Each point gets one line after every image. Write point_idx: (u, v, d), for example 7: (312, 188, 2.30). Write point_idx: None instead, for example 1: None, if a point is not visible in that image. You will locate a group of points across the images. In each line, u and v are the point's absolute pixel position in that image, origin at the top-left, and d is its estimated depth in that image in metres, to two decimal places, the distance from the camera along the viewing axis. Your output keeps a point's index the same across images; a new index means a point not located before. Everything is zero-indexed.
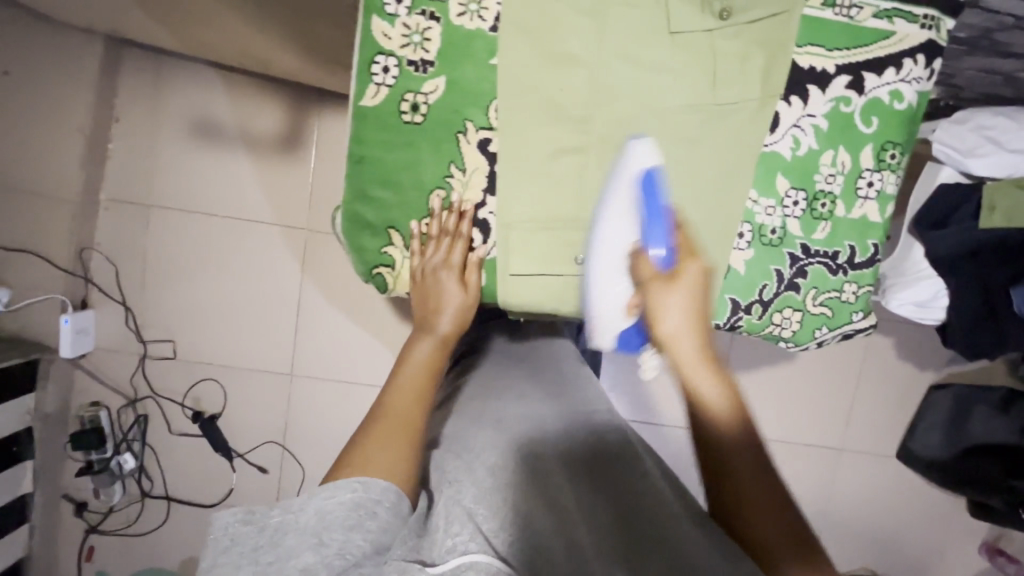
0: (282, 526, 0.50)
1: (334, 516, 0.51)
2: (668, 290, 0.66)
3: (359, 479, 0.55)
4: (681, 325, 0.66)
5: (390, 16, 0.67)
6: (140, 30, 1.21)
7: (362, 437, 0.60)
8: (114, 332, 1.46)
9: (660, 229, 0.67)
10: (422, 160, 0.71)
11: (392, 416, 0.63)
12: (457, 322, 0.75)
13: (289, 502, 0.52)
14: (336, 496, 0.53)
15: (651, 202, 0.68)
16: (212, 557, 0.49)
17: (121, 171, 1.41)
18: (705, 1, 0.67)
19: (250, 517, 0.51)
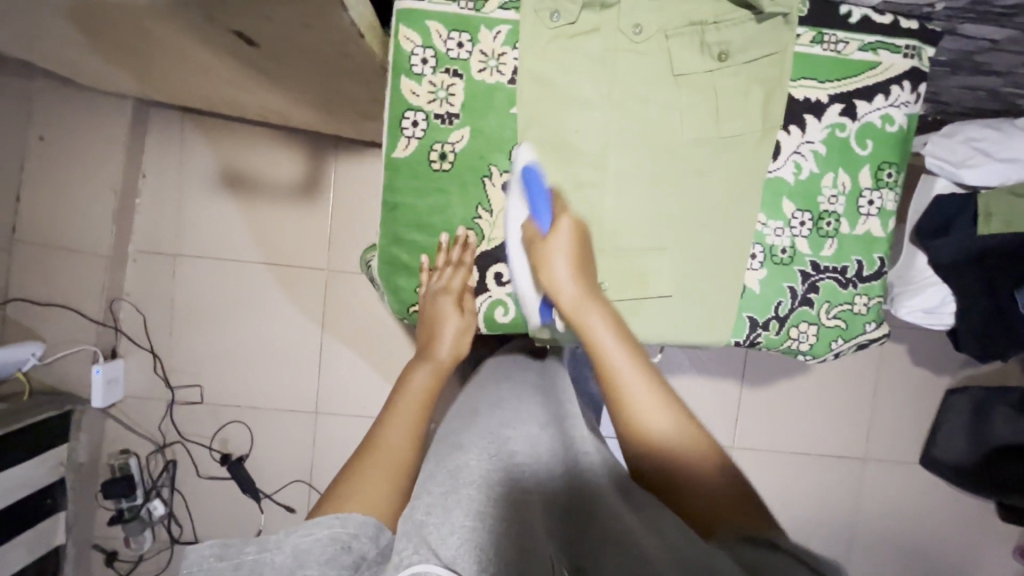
0: (257, 564, 0.44)
1: (310, 550, 0.46)
2: (548, 254, 0.66)
3: (336, 515, 0.50)
4: (570, 284, 0.65)
5: (417, 75, 0.74)
6: (170, 93, 1.28)
7: (350, 467, 0.58)
8: (143, 380, 1.50)
9: (541, 208, 0.69)
10: (451, 203, 0.76)
11: (380, 446, 0.61)
12: (456, 351, 0.78)
13: (264, 539, 0.46)
14: (311, 533, 0.48)
15: (534, 187, 0.70)
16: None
17: (149, 225, 1.48)
18: (704, 45, 0.73)
19: (224, 551, 0.45)
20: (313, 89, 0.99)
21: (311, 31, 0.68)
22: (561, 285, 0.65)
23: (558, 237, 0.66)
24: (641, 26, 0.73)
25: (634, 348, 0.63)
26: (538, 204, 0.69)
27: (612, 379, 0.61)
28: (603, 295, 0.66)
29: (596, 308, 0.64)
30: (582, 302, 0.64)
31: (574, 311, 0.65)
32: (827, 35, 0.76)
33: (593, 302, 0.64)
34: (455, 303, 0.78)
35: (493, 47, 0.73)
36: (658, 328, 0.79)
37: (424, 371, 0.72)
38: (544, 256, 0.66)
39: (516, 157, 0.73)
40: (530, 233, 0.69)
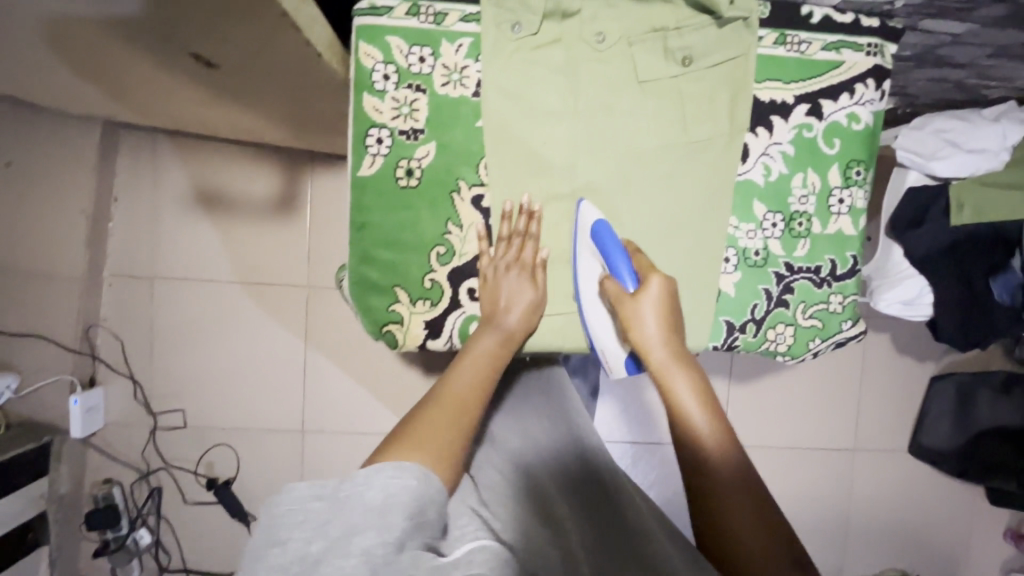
0: (348, 500, 0.48)
1: (400, 501, 0.50)
2: (636, 315, 0.69)
3: (422, 468, 0.54)
4: (657, 346, 0.68)
5: (379, 92, 0.73)
6: (138, 115, 1.26)
7: (413, 420, 0.61)
8: (124, 407, 1.47)
9: (621, 265, 0.70)
10: (420, 219, 0.75)
11: (446, 409, 0.63)
12: (523, 324, 0.73)
13: (353, 477, 0.50)
14: (400, 479, 0.51)
15: (605, 240, 0.70)
16: (281, 529, 0.46)
17: (122, 249, 1.45)
18: (667, 51, 0.73)
19: (317, 488, 0.49)
20: (279, 106, 0.97)
21: (269, 52, 0.67)
22: (649, 345, 0.68)
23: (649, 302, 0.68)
24: (604, 34, 0.72)
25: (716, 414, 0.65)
26: (617, 254, 0.70)
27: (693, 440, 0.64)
28: (691, 360, 0.69)
29: (680, 372, 0.67)
30: (668, 363, 0.68)
31: (661, 369, 0.68)
32: (789, 36, 0.76)
33: (680, 367, 0.67)
34: (524, 276, 0.74)
35: (455, 61, 0.73)
36: None
37: (490, 337, 0.71)
38: (633, 318, 0.69)
39: (580, 212, 0.74)
40: (611, 291, 0.71)
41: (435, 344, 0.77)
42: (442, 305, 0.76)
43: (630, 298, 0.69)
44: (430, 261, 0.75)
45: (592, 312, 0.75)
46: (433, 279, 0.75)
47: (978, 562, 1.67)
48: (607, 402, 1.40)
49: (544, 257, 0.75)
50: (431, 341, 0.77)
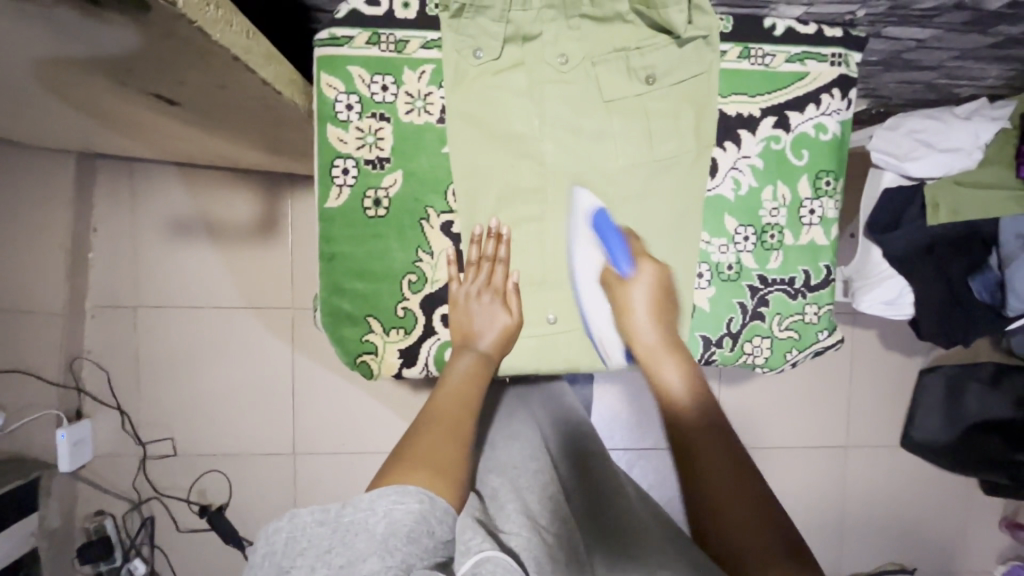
0: (353, 525, 0.45)
1: (403, 524, 0.46)
2: (630, 299, 0.73)
3: (425, 490, 0.51)
4: (646, 331, 0.73)
5: (343, 123, 0.72)
6: (111, 145, 1.25)
7: (411, 443, 0.58)
8: (112, 438, 1.46)
9: (620, 252, 0.74)
10: (390, 249, 0.74)
11: (441, 424, 0.61)
12: (499, 346, 0.73)
13: (357, 501, 0.48)
14: (403, 502, 0.49)
15: (610, 235, 0.74)
16: (283, 558, 0.43)
17: (104, 278, 1.43)
18: (630, 70, 0.73)
19: (323, 516, 0.46)
20: (249, 135, 0.96)
21: (227, 90, 0.66)
22: (638, 330, 0.73)
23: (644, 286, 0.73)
24: (567, 56, 0.72)
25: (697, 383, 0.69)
26: (619, 248, 0.74)
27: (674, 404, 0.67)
28: (679, 344, 0.73)
29: (669, 355, 0.71)
30: (655, 348, 0.72)
31: (647, 355, 0.72)
32: (753, 49, 0.76)
33: (668, 351, 0.71)
34: (501, 294, 0.74)
35: (418, 88, 0.72)
36: (615, 355, 0.78)
37: (467, 358, 0.70)
38: (626, 302, 0.73)
39: (577, 198, 0.74)
40: (609, 279, 0.75)
41: (411, 373, 0.77)
42: (416, 333, 0.76)
43: (623, 283, 0.74)
44: (402, 290, 0.75)
45: (591, 303, 0.76)
46: (406, 307, 0.75)
47: (976, 552, 1.68)
48: (597, 413, 1.39)
49: (516, 278, 0.75)
50: (406, 369, 0.76)
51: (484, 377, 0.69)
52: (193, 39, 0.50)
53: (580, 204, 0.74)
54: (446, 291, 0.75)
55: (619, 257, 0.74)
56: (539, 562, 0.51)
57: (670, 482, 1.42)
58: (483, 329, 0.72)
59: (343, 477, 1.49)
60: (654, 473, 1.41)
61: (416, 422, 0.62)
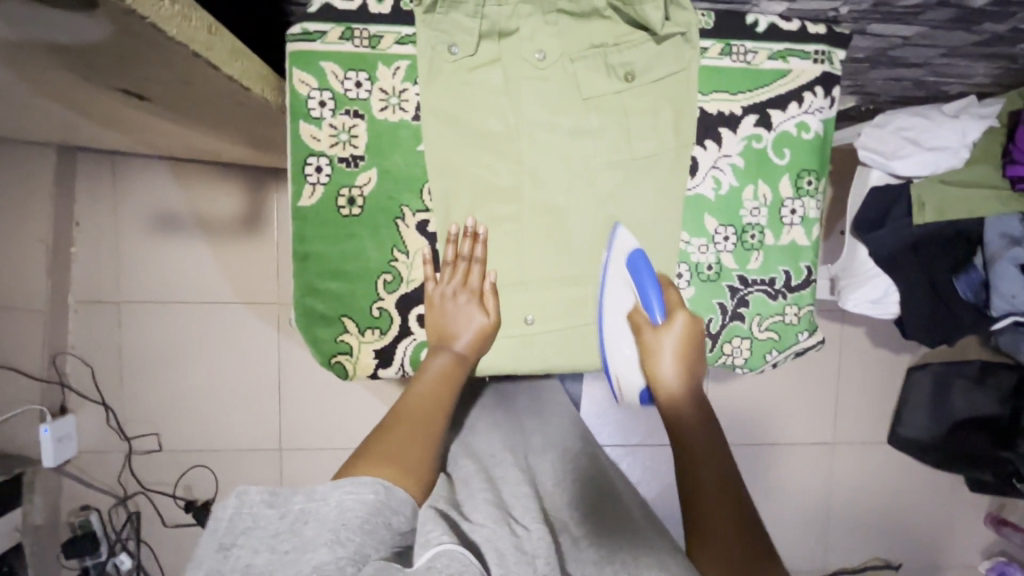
0: (304, 512, 0.44)
1: (355, 514, 0.45)
2: (658, 347, 0.69)
3: (382, 483, 0.50)
4: (670, 380, 0.68)
5: (316, 120, 0.71)
6: (92, 138, 1.23)
7: (374, 437, 0.58)
8: (97, 434, 1.45)
9: (654, 302, 0.70)
10: (365, 248, 0.73)
11: (405, 422, 0.60)
12: (475, 348, 0.71)
13: (311, 489, 0.47)
14: (358, 492, 0.47)
15: (641, 278, 0.70)
16: (226, 536, 0.42)
17: (87, 273, 1.42)
18: (609, 67, 0.71)
19: (273, 499, 0.45)
20: (225, 130, 0.94)
21: (194, 85, 0.65)
22: (660, 376, 0.69)
23: (674, 330, 0.69)
24: (544, 52, 0.71)
25: (694, 396, 0.68)
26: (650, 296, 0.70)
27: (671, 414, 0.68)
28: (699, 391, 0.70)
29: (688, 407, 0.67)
30: (675, 397, 0.68)
31: (667, 405, 0.68)
32: (735, 46, 0.74)
33: (686, 398, 0.68)
34: (479, 295, 0.73)
35: (393, 84, 0.71)
36: (594, 355, 0.77)
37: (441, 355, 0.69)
38: (654, 347, 0.69)
39: (616, 238, 0.73)
40: (638, 323, 0.71)
41: (387, 373, 0.76)
42: (392, 334, 0.75)
43: (653, 331, 0.70)
44: (377, 289, 0.74)
45: (616, 340, 0.73)
46: (381, 307, 0.74)
47: (961, 547, 1.69)
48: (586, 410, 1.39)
49: (495, 278, 0.74)
50: (382, 370, 0.76)
51: (457, 379, 0.68)
52: (148, 35, 0.49)
53: (618, 246, 0.73)
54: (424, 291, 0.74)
55: (649, 300, 0.70)
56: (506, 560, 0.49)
57: (657, 478, 1.42)
58: (458, 329, 0.70)
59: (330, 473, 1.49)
60: (642, 469, 1.42)
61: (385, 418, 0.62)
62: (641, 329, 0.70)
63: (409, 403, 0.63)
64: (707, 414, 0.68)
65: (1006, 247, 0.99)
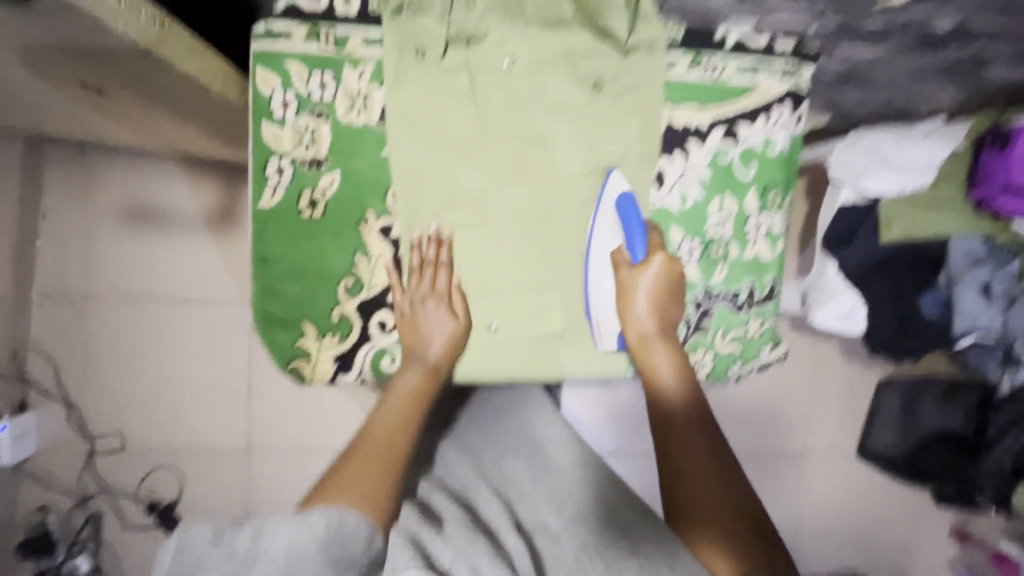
0: (253, 551, 0.51)
1: (302, 548, 0.51)
2: (634, 287, 0.72)
3: (338, 511, 0.55)
4: (642, 321, 0.73)
5: (279, 120, 0.70)
6: (59, 128, 1.19)
7: (344, 460, 0.62)
8: (57, 433, 1.39)
9: (637, 241, 0.73)
10: (326, 251, 0.72)
11: (377, 443, 0.64)
12: (445, 359, 0.72)
13: (259, 526, 0.53)
14: (307, 523, 0.53)
15: (630, 220, 0.72)
16: (177, 572, 0.50)
17: (51, 265, 1.36)
18: (577, 77, 0.71)
19: (220, 537, 0.53)
20: (192, 125, 0.92)
21: (152, 80, 0.63)
22: (635, 318, 0.73)
23: (649, 280, 0.72)
24: (513, 59, 0.70)
25: (672, 348, 0.73)
26: (634, 235, 0.73)
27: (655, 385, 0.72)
28: (672, 336, 0.74)
29: (660, 346, 0.72)
30: (648, 338, 0.73)
31: (639, 345, 0.73)
32: (704, 59, 0.75)
33: (660, 342, 0.72)
34: (449, 303, 0.72)
35: (358, 87, 0.70)
36: (556, 364, 0.76)
37: (413, 372, 0.70)
38: (631, 292, 0.72)
39: (608, 182, 0.73)
40: (618, 263, 0.73)
41: (346, 378, 0.75)
42: (352, 338, 0.74)
43: (630, 271, 0.73)
44: (338, 294, 0.73)
45: (596, 281, 0.74)
46: (341, 311, 0.73)
47: (928, 561, 1.71)
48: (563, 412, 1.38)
49: (461, 282, 0.73)
50: (341, 376, 0.74)
51: (428, 393, 0.70)
52: (93, 28, 0.47)
53: (609, 189, 0.73)
54: (392, 301, 0.74)
55: (632, 243, 0.73)
56: (477, 569, 0.57)
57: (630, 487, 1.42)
58: (426, 341, 0.71)
59: (299, 476, 1.46)
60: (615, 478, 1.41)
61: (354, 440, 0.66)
62: (622, 269, 0.73)
63: (378, 425, 0.67)
64: (697, 399, 0.71)
65: (970, 267, 1.01)
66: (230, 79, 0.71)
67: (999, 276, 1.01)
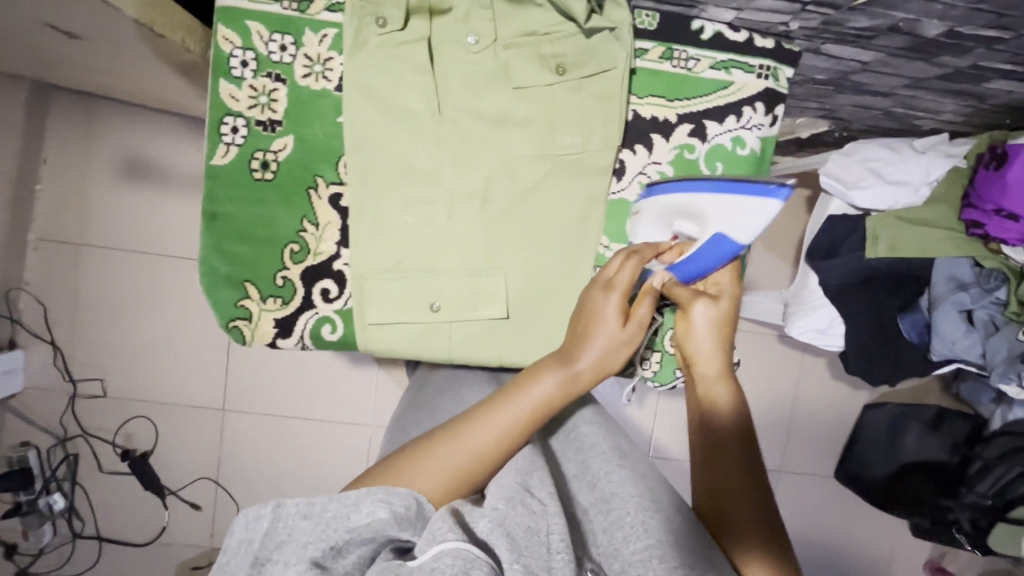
0: (335, 523, 0.44)
1: (376, 529, 0.44)
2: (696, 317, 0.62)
3: (414, 495, 0.48)
4: (704, 354, 0.62)
5: (236, 79, 0.70)
6: (58, 76, 1.20)
7: (445, 439, 0.53)
8: (44, 373, 1.43)
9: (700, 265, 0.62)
10: (274, 214, 0.72)
11: (482, 439, 0.53)
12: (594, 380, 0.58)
13: (344, 495, 0.45)
14: (387, 501, 0.45)
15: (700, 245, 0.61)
16: (261, 550, 0.43)
17: (50, 211, 1.39)
18: (541, 58, 0.70)
19: (307, 507, 0.44)
20: (173, 82, 0.92)
21: (108, 22, 0.64)
22: (697, 348, 0.63)
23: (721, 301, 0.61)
24: (477, 36, 0.70)
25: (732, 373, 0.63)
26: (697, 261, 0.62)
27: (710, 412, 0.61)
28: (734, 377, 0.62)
29: (718, 379, 0.62)
30: (707, 371, 0.62)
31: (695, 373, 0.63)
32: (677, 51, 0.73)
33: (719, 377, 0.62)
34: (623, 311, 0.58)
35: (318, 51, 0.70)
36: (497, 351, 0.75)
37: (550, 380, 0.56)
38: (691, 310, 0.62)
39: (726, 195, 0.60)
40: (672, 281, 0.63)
41: (286, 344, 0.75)
42: (294, 304, 0.74)
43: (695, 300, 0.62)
44: (283, 258, 0.73)
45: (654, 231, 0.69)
46: (285, 276, 0.73)
47: None
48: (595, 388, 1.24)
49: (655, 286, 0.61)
50: (281, 340, 0.75)
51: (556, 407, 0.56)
52: None
53: (719, 199, 0.61)
54: (421, 268, 0.73)
55: (700, 270, 0.62)
56: (515, 540, 0.44)
57: None
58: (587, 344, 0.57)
59: (269, 439, 1.49)
60: None
61: (490, 395, 0.57)
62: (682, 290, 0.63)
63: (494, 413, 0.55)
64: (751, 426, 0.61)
65: (952, 291, 0.96)
66: (193, 33, 0.71)
67: (983, 304, 0.96)
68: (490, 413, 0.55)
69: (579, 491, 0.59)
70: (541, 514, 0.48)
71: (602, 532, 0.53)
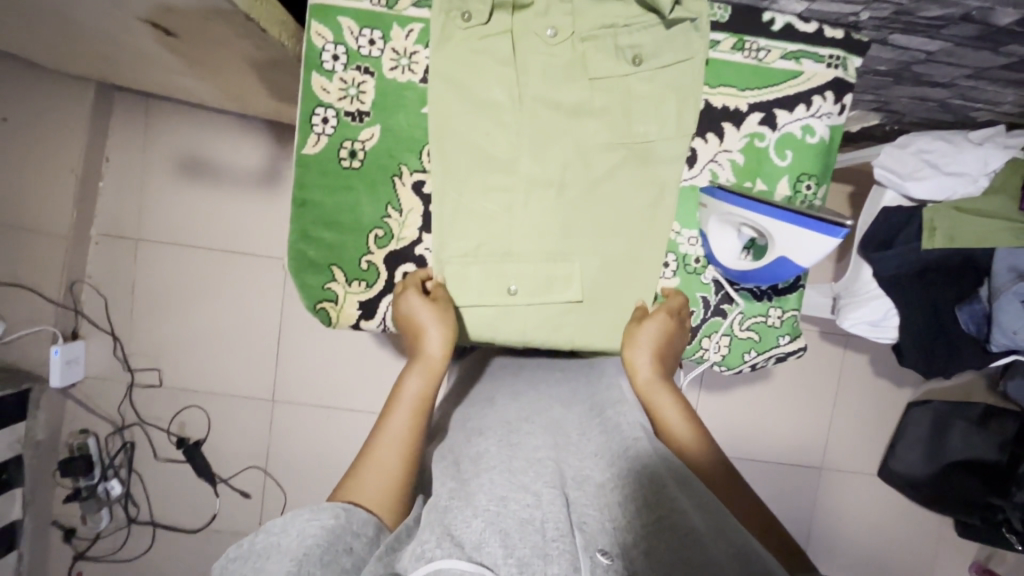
0: (265, 551, 0.44)
1: (315, 543, 0.45)
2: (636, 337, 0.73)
3: (342, 506, 0.50)
4: (645, 365, 0.70)
5: (327, 72, 0.74)
6: (127, 77, 1.26)
7: (349, 477, 0.56)
8: (104, 362, 1.48)
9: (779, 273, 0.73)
10: (360, 201, 0.76)
11: (381, 450, 0.58)
12: (448, 347, 0.69)
13: (270, 524, 0.47)
14: (318, 518, 0.47)
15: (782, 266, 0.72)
16: None
17: (111, 208, 1.45)
18: (617, 49, 0.73)
19: (233, 550, 0.45)
20: (252, 80, 0.97)
21: (214, 18, 0.68)
22: (637, 364, 0.71)
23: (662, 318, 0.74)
24: (556, 29, 0.72)
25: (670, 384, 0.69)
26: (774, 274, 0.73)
27: (661, 425, 0.66)
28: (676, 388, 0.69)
29: (664, 388, 0.68)
30: (652, 382, 0.69)
31: (645, 387, 0.69)
32: (748, 42, 0.75)
33: (663, 385, 0.68)
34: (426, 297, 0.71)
35: (405, 45, 0.73)
36: (572, 333, 0.77)
37: (415, 375, 0.65)
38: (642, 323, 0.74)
39: (800, 238, 0.68)
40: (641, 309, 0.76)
41: (368, 325, 0.79)
42: (377, 287, 0.77)
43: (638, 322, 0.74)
44: (367, 242, 0.77)
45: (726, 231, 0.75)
46: (369, 260, 0.77)
47: None
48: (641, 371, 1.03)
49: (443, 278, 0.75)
50: (364, 322, 0.78)
51: (434, 391, 0.65)
52: None
53: (795, 236, 0.69)
54: (499, 253, 0.75)
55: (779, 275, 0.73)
56: (509, 536, 0.43)
57: None
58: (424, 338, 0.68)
59: (316, 430, 1.52)
60: None
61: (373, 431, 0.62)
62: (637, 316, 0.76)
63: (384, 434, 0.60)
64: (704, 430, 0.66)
65: (1014, 281, 0.95)
66: (288, 30, 0.75)
67: None
68: (381, 433, 0.60)
69: (595, 466, 0.56)
70: (535, 505, 0.47)
71: (616, 503, 0.50)
